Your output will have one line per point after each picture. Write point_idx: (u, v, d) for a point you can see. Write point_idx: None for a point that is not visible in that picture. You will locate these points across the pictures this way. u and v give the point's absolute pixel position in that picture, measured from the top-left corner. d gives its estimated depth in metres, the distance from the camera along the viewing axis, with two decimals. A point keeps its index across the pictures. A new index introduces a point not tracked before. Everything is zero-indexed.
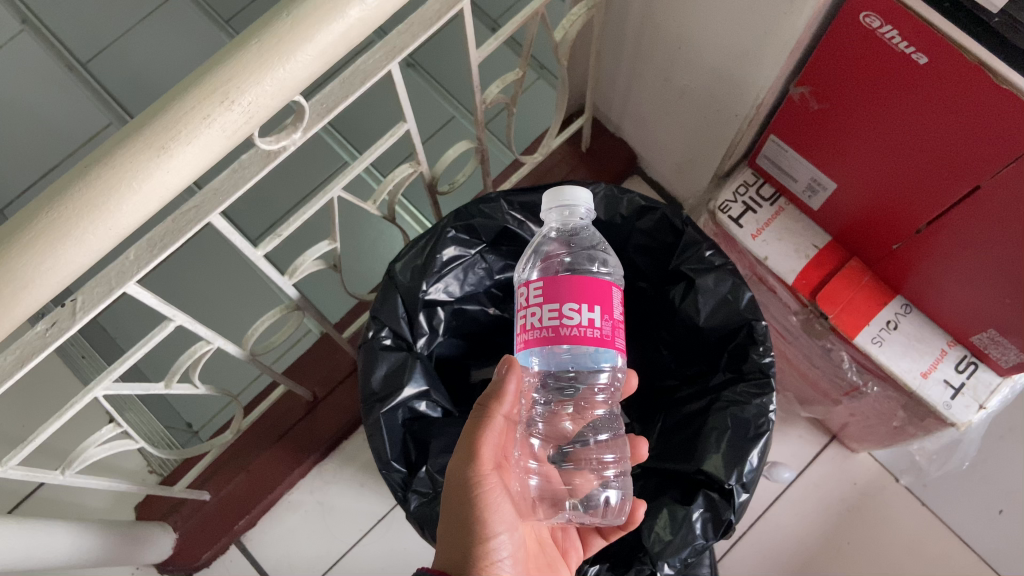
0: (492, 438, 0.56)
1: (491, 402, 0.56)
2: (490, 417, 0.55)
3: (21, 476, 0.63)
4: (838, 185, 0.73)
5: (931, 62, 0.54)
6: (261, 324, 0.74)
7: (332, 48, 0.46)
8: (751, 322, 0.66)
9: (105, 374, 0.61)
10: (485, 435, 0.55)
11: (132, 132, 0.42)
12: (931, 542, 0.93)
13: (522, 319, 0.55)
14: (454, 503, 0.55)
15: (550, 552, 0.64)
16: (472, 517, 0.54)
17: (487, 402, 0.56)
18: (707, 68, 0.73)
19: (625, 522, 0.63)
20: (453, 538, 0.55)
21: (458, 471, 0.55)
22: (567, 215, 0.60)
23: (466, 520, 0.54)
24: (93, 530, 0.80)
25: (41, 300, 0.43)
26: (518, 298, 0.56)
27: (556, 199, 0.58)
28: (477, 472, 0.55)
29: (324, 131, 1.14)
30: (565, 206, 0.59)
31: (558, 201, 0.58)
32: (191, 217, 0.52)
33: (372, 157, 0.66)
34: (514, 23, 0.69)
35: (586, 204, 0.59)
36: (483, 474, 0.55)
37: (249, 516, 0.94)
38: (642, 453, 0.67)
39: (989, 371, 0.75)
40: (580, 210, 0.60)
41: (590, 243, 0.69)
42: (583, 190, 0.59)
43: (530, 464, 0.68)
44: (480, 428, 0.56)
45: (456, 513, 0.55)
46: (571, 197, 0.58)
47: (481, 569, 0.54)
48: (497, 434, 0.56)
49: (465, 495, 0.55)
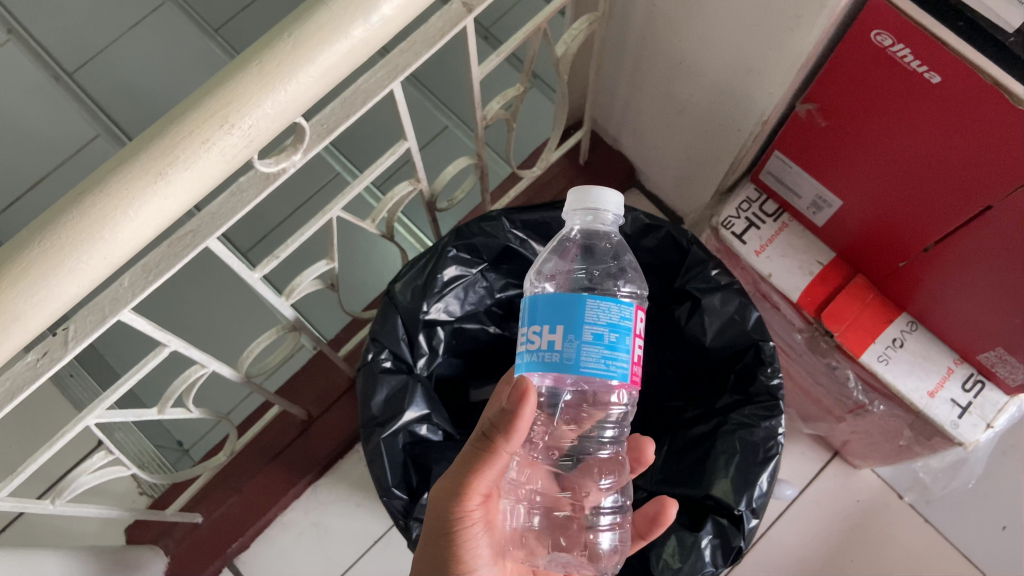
0: (488, 475, 0.52)
1: (497, 437, 0.52)
2: (491, 453, 0.52)
3: (11, 506, 0.61)
4: (844, 202, 0.72)
5: (944, 81, 0.53)
6: (256, 345, 0.72)
7: (334, 70, 0.45)
8: (759, 342, 0.65)
9: (99, 402, 0.59)
10: (482, 474, 0.52)
11: (127, 157, 0.41)
12: (934, 560, 0.92)
13: (637, 349, 0.51)
14: (431, 525, 0.53)
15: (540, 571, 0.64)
16: (447, 550, 0.52)
17: (491, 434, 0.52)
18: (711, 83, 0.72)
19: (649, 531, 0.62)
20: (426, 560, 0.53)
21: (443, 503, 0.53)
22: (592, 219, 0.56)
23: (442, 551, 0.53)
24: (83, 559, 0.77)
25: (33, 333, 0.41)
26: (637, 320, 0.50)
27: (583, 199, 0.54)
28: (462, 507, 0.52)
29: (324, 151, 1.12)
30: (590, 209, 0.54)
31: (584, 202, 0.54)
32: (187, 242, 0.50)
33: (372, 176, 0.65)
34: (516, 39, 0.67)
35: (614, 209, 0.54)
36: (468, 510, 0.53)
37: (242, 538, 0.91)
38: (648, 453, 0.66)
39: (996, 390, 0.74)
40: (608, 215, 0.56)
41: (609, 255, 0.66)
42: (615, 193, 0.54)
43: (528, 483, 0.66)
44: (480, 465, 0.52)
45: (434, 544, 0.53)
46: (600, 199, 0.54)
47: None
48: (497, 470, 0.53)
49: (444, 527, 0.53)
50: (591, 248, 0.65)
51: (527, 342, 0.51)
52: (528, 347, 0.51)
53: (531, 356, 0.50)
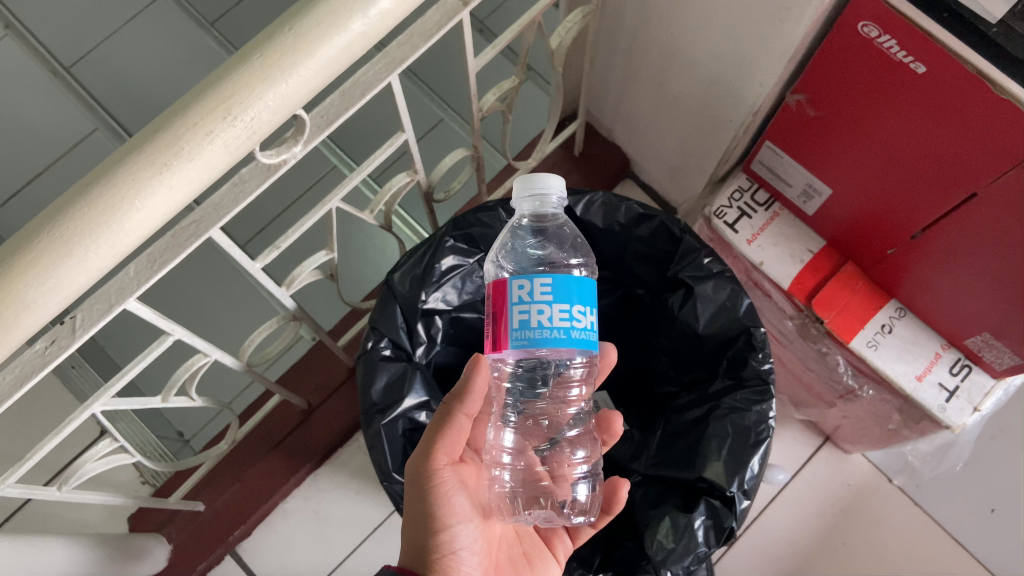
0: (453, 436, 0.55)
1: (455, 401, 0.55)
2: (450, 416, 0.55)
3: (18, 493, 0.62)
4: (834, 190, 0.73)
5: (929, 71, 0.54)
6: (257, 335, 0.73)
7: (334, 63, 0.46)
8: (750, 329, 0.66)
9: (104, 390, 0.59)
10: (446, 434, 0.54)
11: (133, 148, 0.42)
12: (924, 543, 0.94)
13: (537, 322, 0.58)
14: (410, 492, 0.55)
15: (527, 542, 0.65)
16: (424, 508, 0.54)
17: (451, 399, 0.55)
18: (702, 74, 0.73)
19: (610, 504, 0.63)
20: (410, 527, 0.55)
21: (415, 467, 0.55)
22: (538, 205, 0.57)
23: (420, 513, 0.54)
24: (88, 546, 0.78)
25: (43, 321, 0.42)
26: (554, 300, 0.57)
27: (528, 186, 0.54)
28: (435, 469, 0.54)
29: (322, 144, 1.12)
30: (536, 194, 0.55)
31: (530, 189, 0.54)
32: (190, 232, 0.51)
33: (370, 167, 0.65)
34: (511, 32, 0.68)
35: (558, 192, 0.55)
36: (441, 471, 0.55)
37: (244, 526, 0.93)
38: (616, 427, 0.68)
39: (983, 374, 0.76)
40: (553, 198, 0.56)
41: (559, 235, 0.68)
42: (556, 176, 0.55)
43: (501, 457, 0.67)
44: (443, 426, 0.55)
45: (416, 507, 0.55)
46: (543, 183, 0.54)
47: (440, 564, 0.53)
48: (460, 432, 0.55)
49: (419, 488, 0.54)
50: (542, 230, 0.67)
51: (570, 321, 0.49)
52: (570, 325, 0.49)
53: (578, 334, 0.49)
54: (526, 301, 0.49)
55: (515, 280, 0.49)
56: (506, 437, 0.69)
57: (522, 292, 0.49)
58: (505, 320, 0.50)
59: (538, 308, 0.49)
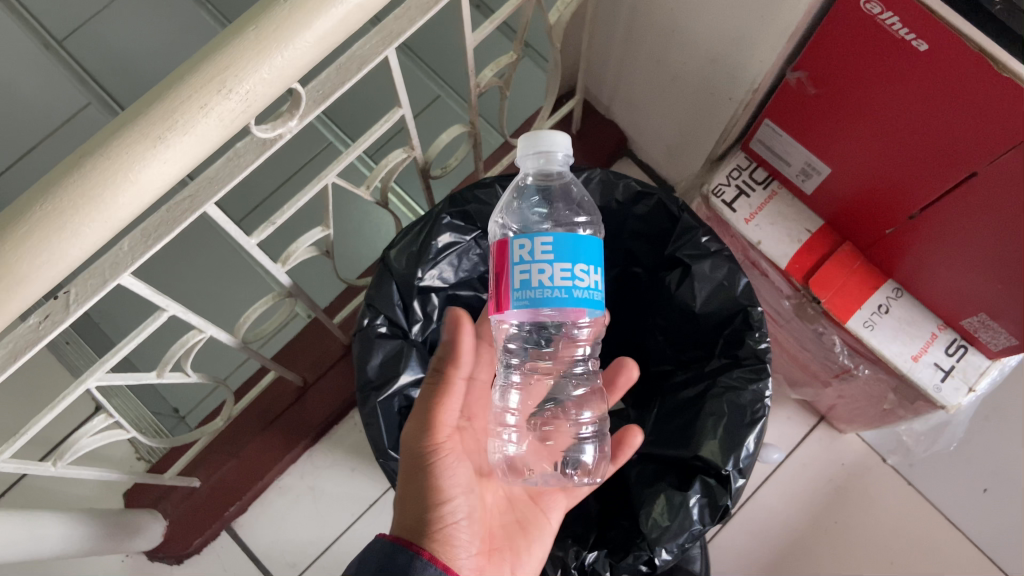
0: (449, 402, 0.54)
1: (447, 366, 0.53)
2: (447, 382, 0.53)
3: (12, 469, 0.61)
4: (833, 168, 0.73)
5: (931, 49, 0.54)
6: (252, 312, 0.72)
7: (331, 35, 0.45)
8: (747, 308, 0.66)
9: (98, 365, 0.58)
10: (443, 400, 0.53)
11: (126, 121, 0.41)
12: (916, 522, 0.95)
13: None
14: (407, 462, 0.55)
15: (521, 507, 0.64)
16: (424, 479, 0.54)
17: (444, 364, 0.53)
18: (703, 51, 0.72)
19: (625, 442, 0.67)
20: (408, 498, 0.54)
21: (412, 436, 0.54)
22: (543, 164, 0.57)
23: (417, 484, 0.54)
24: (85, 522, 0.78)
25: (37, 294, 0.41)
26: None
27: (532, 143, 0.54)
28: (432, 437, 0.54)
29: (317, 120, 1.12)
30: (541, 152, 0.54)
31: (535, 147, 0.54)
32: (185, 207, 0.51)
33: (366, 143, 0.64)
34: (510, 7, 0.68)
35: (563, 149, 0.55)
36: (437, 439, 0.54)
37: (240, 502, 0.93)
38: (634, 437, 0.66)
39: (979, 354, 0.76)
40: (559, 157, 0.56)
41: (567, 195, 0.67)
42: (561, 134, 0.54)
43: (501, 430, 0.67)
44: (438, 393, 0.54)
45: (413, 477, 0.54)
46: (548, 140, 0.54)
47: (437, 534, 0.54)
48: (456, 399, 0.54)
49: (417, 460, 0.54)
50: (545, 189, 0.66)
51: (571, 279, 0.49)
52: (572, 284, 0.49)
53: (581, 293, 0.49)
54: (527, 261, 0.49)
55: (517, 239, 0.49)
56: (511, 398, 0.70)
57: (522, 251, 0.49)
58: (507, 278, 0.50)
59: (538, 267, 0.49)
